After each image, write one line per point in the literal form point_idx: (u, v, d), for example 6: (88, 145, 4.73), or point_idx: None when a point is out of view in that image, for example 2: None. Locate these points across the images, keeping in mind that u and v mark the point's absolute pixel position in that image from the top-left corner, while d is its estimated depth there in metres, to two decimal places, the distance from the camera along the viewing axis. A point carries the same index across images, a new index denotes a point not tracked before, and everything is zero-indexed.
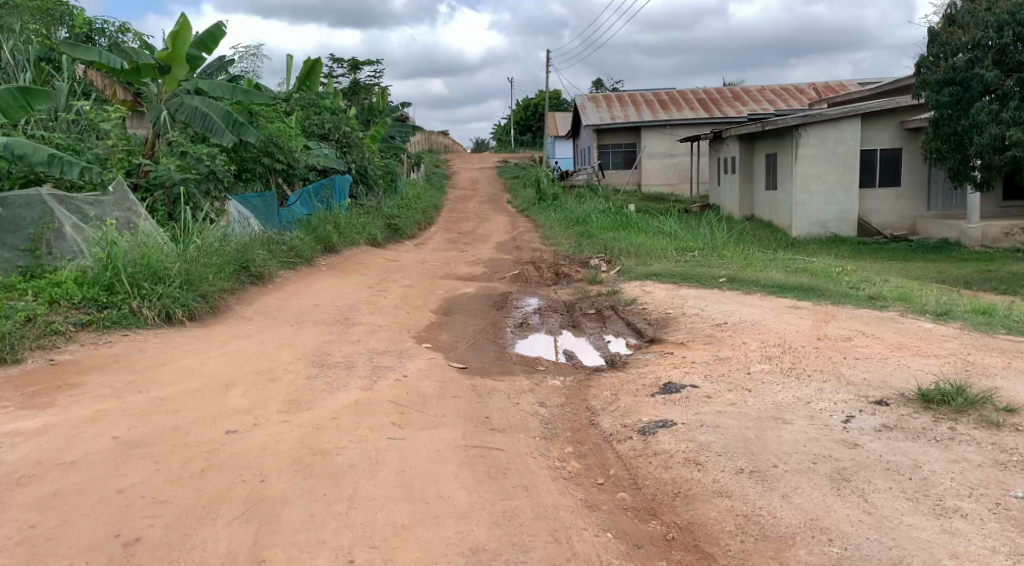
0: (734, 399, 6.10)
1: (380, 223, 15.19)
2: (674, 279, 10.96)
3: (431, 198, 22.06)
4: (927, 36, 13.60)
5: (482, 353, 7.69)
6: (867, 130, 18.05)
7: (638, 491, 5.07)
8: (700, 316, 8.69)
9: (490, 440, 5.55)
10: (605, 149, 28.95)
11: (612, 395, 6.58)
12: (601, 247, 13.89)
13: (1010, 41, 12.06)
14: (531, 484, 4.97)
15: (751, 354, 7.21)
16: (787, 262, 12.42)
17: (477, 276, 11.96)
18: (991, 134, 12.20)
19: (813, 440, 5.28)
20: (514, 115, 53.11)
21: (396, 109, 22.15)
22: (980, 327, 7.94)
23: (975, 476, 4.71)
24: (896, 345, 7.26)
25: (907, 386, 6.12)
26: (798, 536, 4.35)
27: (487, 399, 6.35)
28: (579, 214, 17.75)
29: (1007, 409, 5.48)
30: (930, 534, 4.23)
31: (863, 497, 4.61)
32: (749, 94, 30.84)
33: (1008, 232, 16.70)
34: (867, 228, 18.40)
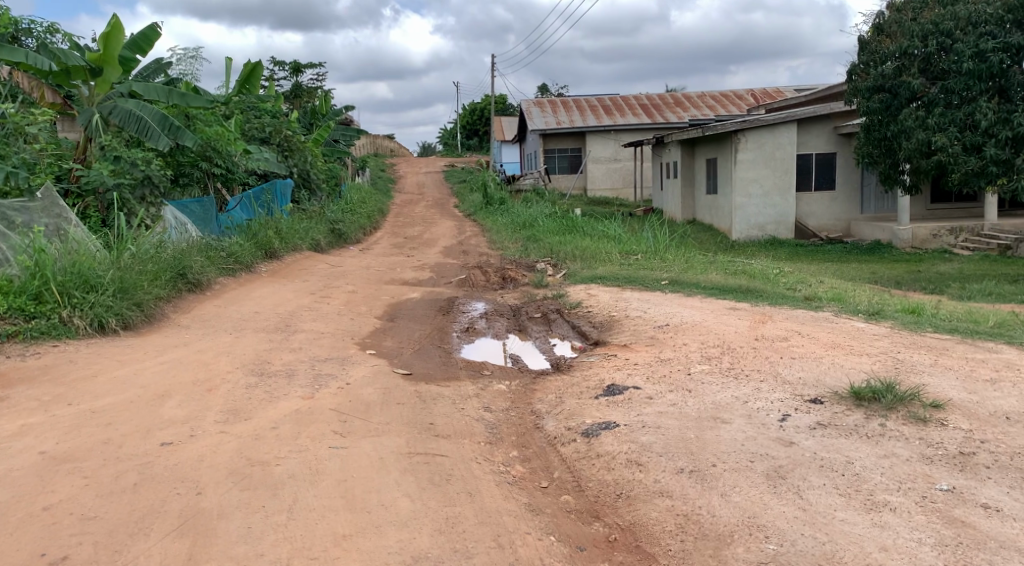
0: (675, 400, 6.20)
1: (323, 228, 15.03)
2: (618, 282, 11.07)
3: (376, 202, 21.90)
4: (857, 45, 14.11)
5: (427, 359, 7.66)
6: (802, 136, 18.51)
7: (581, 494, 5.11)
8: (643, 318, 8.80)
9: (433, 446, 5.53)
10: (551, 152, 29.08)
11: (556, 398, 6.62)
12: (547, 252, 13.96)
13: (933, 50, 12.48)
14: (475, 489, 4.97)
15: (692, 354, 7.34)
16: (727, 265, 12.64)
17: (423, 281, 11.90)
18: (918, 140, 12.56)
19: (750, 439, 5.40)
20: (460, 118, 53.04)
21: (340, 112, 21.92)
22: (909, 326, 8.19)
23: (903, 470, 4.86)
24: (830, 344, 7.45)
25: (840, 384, 6.29)
26: (735, 534, 4.43)
27: (431, 405, 6.32)
28: (525, 218, 17.80)
29: (934, 405, 5.66)
30: (861, 528, 4.35)
31: (798, 494, 4.71)
32: (690, 99, 31.37)
33: (936, 233, 17.26)
34: (804, 230, 18.84)
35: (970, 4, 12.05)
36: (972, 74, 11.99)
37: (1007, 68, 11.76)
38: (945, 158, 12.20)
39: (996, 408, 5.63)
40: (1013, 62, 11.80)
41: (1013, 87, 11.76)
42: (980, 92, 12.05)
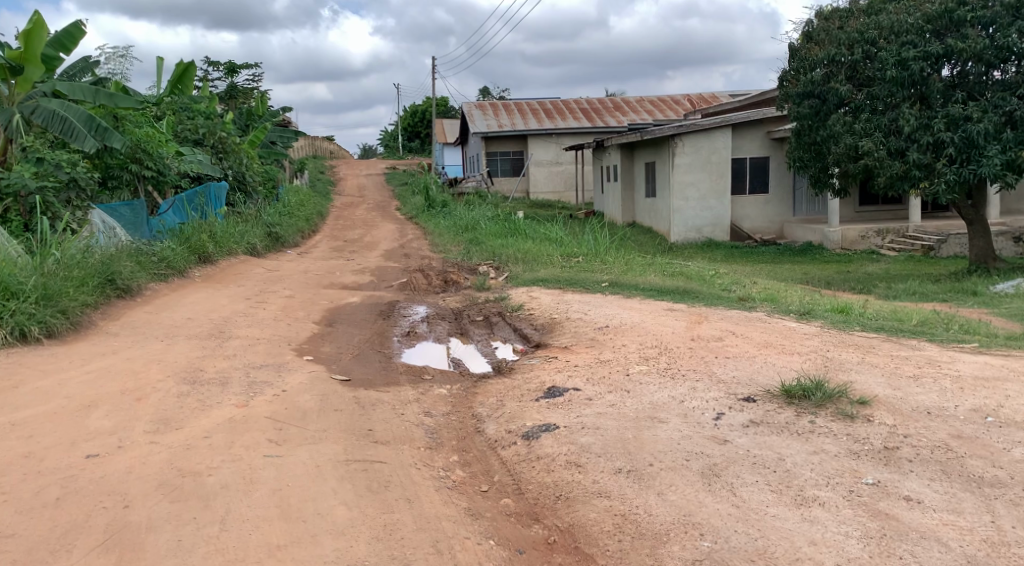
0: (614, 401, 6.26)
1: (259, 232, 14.78)
2: (559, 285, 11.13)
3: (315, 205, 21.63)
4: (788, 52, 14.46)
5: (367, 364, 7.60)
6: (737, 140, 18.89)
7: (521, 496, 5.12)
8: (583, 320, 8.86)
9: (371, 453, 5.47)
10: (493, 155, 29.08)
11: (497, 401, 6.62)
12: (488, 254, 13.96)
13: (859, 58, 12.83)
14: (413, 496, 4.94)
15: (630, 355, 7.42)
16: (664, 267, 12.80)
17: (363, 285, 11.80)
18: (846, 145, 12.88)
19: (686, 438, 5.49)
20: (401, 120, 52.73)
21: (277, 113, 21.59)
22: (837, 325, 8.42)
23: (832, 466, 4.99)
24: (763, 343, 7.62)
25: (772, 382, 6.43)
26: (671, 533, 4.49)
27: (370, 411, 6.25)
28: (467, 221, 17.78)
29: (861, 401, 5.83)
30: (792, 524, 4.45)
31: (731, 491, 4.81)
32: (629, 103, 31.75)
33: (864, 235, 17.80)
34: (739, 233, 19.21)
35: (893, 14, 12.48)
36: (895, 82, 12.37)
37: (927, 76, 12.18)
38: (871, 162, 12.55)
39: (918, 403, 5.82)
40: (933, 70, 12.24)
41: (933, 94, 12.22)
42: (903, 98, 12.46)
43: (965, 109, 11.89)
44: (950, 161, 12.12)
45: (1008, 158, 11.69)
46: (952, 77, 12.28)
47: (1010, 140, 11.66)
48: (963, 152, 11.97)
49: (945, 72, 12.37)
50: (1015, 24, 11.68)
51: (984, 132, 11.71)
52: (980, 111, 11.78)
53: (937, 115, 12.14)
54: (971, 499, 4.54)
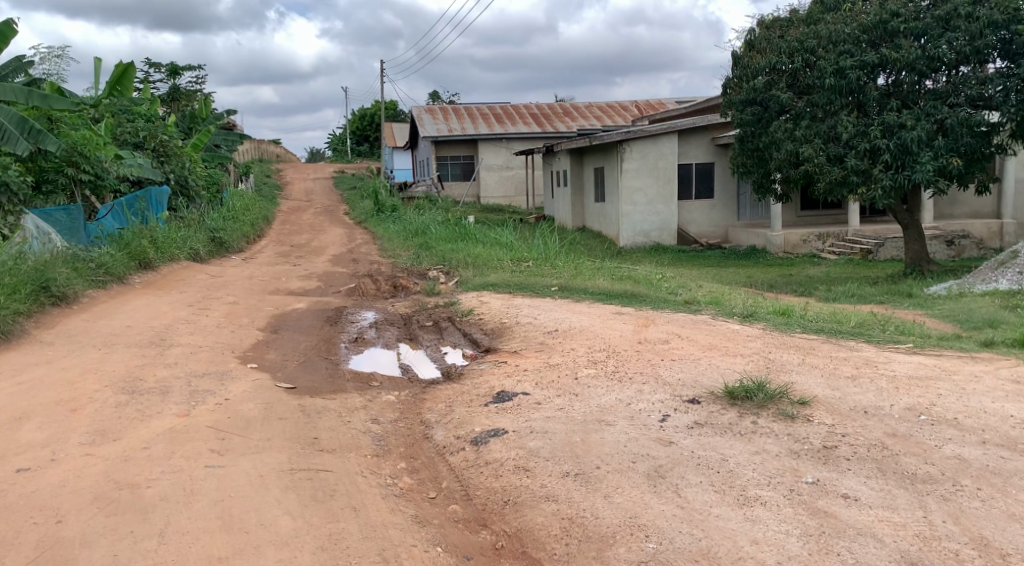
0: (562, 404, 6.29)
1: (202, 237, 14.51)
2: (509, 289, 11.15)
3: (261, 209, 21.30)
4: (731, 59, 14.68)
5: (313, 371, 7.51)
6: (683, 146, 19.15)
7: (469, 502, 5.10)
8: (533, 324, 8.89)
9: (317, 462, 5.40)
10: (443, 160, 29.00)
11: (446, 407, 6.59)
12: (438, 258, 13.90)
13: (799, 66, 13.09)
14: (360, 504, 4.89)
15: (579, 359, 7.46)
16: (614, 271, 12.90)
17: (309, 291, 11.66)
18: (787, 151, 13.15)
19: (633, 440, 5.53)
20: (349, 123, 52.28)
21: (222, 116, 21.23)
22: (779, 327, 8.60)
23: (773, 466, 5.07)
24: (707, 346, 7.74)
25: (716, 384, 6.53)
26: (617, 535, 4.52)
27: (316, 419, 6.17)
28: (417, 225, 17.70)
29: (801, 402, 5.95)
30: (735, 523, 4.52)
31: (676, 492, 4.86)
32: (577, 109, 31.98)
33: (806, 239, 18.20)
34: (686, 237, 19.47)
35: (831, 24, 12.77)
36: (834, 90, 12.67)
37: (864, 84, 12.51)
38: (812, 168, 12.84)
39: (856, 403, 5.97)
40: (869, 79, 12.57)
41: (870, 102, 12.57)
42: (841, 106, 12.77)
43: (900, 117, 12.26)
44: (886, 166, 12.46)
45: (940, 165, 12.10)
46: (887, 85, 12.64)
47: (941, 148, 12.10)
48: (898, 158, 12.33)
49: (881, 80, 12.72)
50: (945, 35, 12.09)
51: (917, 139, 12.09)
52: (913, 119, 12.17)
53: (874, 123, 12.48)
54: (905, 495, 4.67)
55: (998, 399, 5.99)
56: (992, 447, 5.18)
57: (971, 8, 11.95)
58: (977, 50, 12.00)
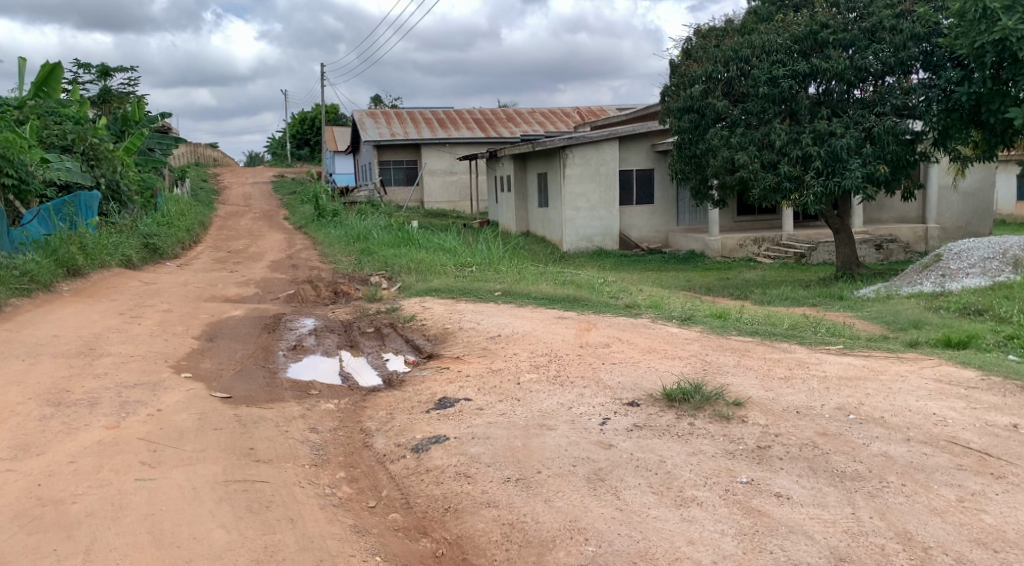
0: (504, 410, 6.29)
1: (135, 243, 14.15)
2: (452, 295, 11.12)
3: (197, 214, 20.86)
4: (669, 68, 14.89)
5: (250, 380, 7.37)
6: (624, 152, 19.37)
7: (410, 510, 5.06)
8: (475, 329, 8.88)
9: (253, 472, 5.31)
10: (386, 164, 28.81)
11: (387, 414, 6.52)
12: (379, 264, 13.79)
13: (734, 75, 13.35)
14: (296, 515, 4.82)
15: (521, 364, 7.48)
16: (556, 276, 12.98)
17: (247, 298, 11.47)
18: (723, 158, 13.38)
19: (573, 444, 5.56)
20: (289, 127, 51.58)
21: (155, 118, 20.73)
22: (716, 330, 8.76)
23: (709, 466, 5.16)
24: (647, 349, 7.84)
25: (655, 386, 6.62)
26: (557, 539, 4.54)
27: (252, 429, 6.06)
28: (359, 230, 17.55)
29: (737, 403, 6.06)
30: (672, 524, 4.58)
31: (615, 494, 4.91)
32: (519, 114, 32.12)
33: (742, 243, 18.58)
34: (628, 242, 19.69)
35: (764, 34, 13.08)
36: (767, 98, 12.98)
37: (796, 92, 12.83)
38: (747, 175, 13.10)
39: (789, 403, 6.11)
40: (801, 87, 12.90)
41: (801, 110, 12.91)
42: (774, 114, 13.08)
43: (830, 125, 12.62)
44: (817, 173, 12.79)
45: (868, 171, 12.49)
46: (818, 94, 12.97)
47: (869, 155, 12.49)
48: (829, 165, 12.67)
49: (812, 89, 13.06)
50: (871, 47, 12.53)
51: (847, 147, 12.45)
52: (843, 127, 12.54)
53: (805, 130, 12.81)
54: (834, 493, 4.78)
55: (922, 397, 6.19)
56: (916, 444, 5.35)
57: (895, 21, 12.43)
58: (901, 62, 12.47)
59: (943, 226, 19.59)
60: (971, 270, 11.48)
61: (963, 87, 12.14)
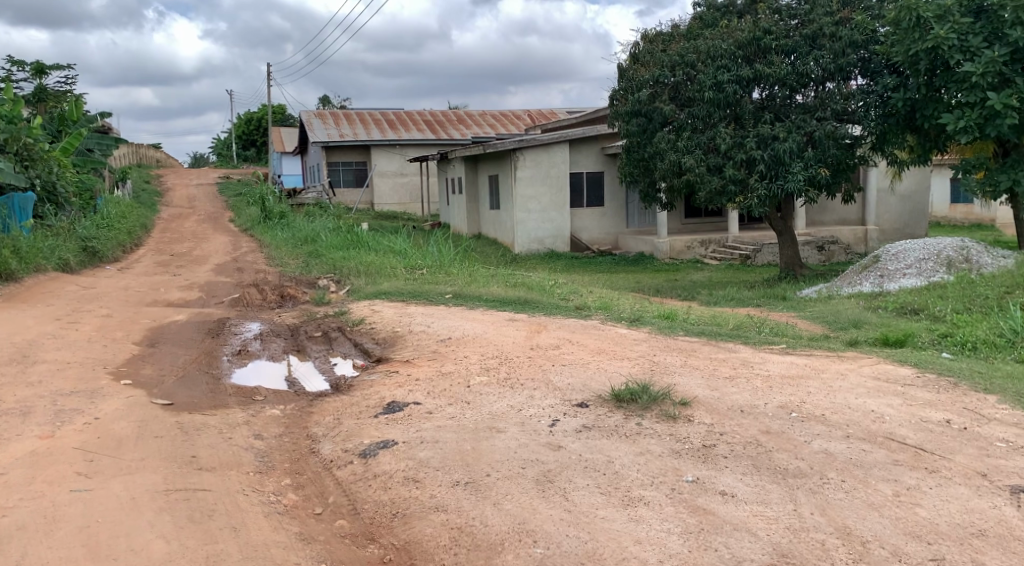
0: (453, 413, 6.27)
1: (72, 246, 13.77)
2: (402, 297, 11.06)
3: (139, 216, 20.39)
4: (617, 72, 14.96)
5: (193, 386, 7.23)
6: (574, 155, 19.48)
7: (357, 516, 5.00)
8: (425, 333, 8.84)
9: (195, 481, 5.20)
10: (335, 166, 28.52)
11: (334, 419, 6.44)
12: (328, 266, 13.65)
13: (681, 79, 13.49)
14: (240, 523, 4.73)
15: (471, 367, 7.46)
16: (506, 278, 12.98)
17: (190, 302, 11.25)
18: (670, 161, 13.51)
19: (523, 446, 5.57)
20: (234, 127, 50.75)
21: (94, 118, 20.21)
22: (664, 330, 8.86)
23: (656, 466, 5.20)
24: (596, 350, 7.88)
25: (603, 387, 6.66)
26: (506, 542, 4.54)
27: (194, 437, 5.94)
28: (306, 233, 17.34)
29: (683, 403, 6.13)
30: (620, 524, 4.61)
31: (564, 496, 4.92)
32: (470, 116, 32.09)
33: (690, 245, 18.82)
34: (578, 244, 19.79)
35: (709, 40, 13.25)
36: (712, 102, 13.15)
37: (740, 98, 13.05)
38: (694, 178, 13.25)
39: (733, 402, 6.19)
40: (745, 92, 13.12)
41: (746, 115, 13.12)
42: (720, 118, 13.28)
43: (773, 129, 12.88)
44: (761, 176, 13.06)
45: (809, 175, 12.80)
46: (761, 99, 13.23)
47: (811, 159, 12.78)
48: (772, 168, 12.96)
49: (755, 94, 13.30)
50: (812, 53, 12.78)
51: (789, 151, 12.73)
52: (785, 132, 12.79)
53: (749, 135, 13.03)
54: (777, 490, 4.86)
55: (861, 395, 6.33)
56: (855, 440, 5.47)
57: (834, 28, 12.67)
58: (841, 68, 12.75)
59: (881, 229, 20.11)
60: (908, 271, 11.76)
61: (899, 93, 12.55)
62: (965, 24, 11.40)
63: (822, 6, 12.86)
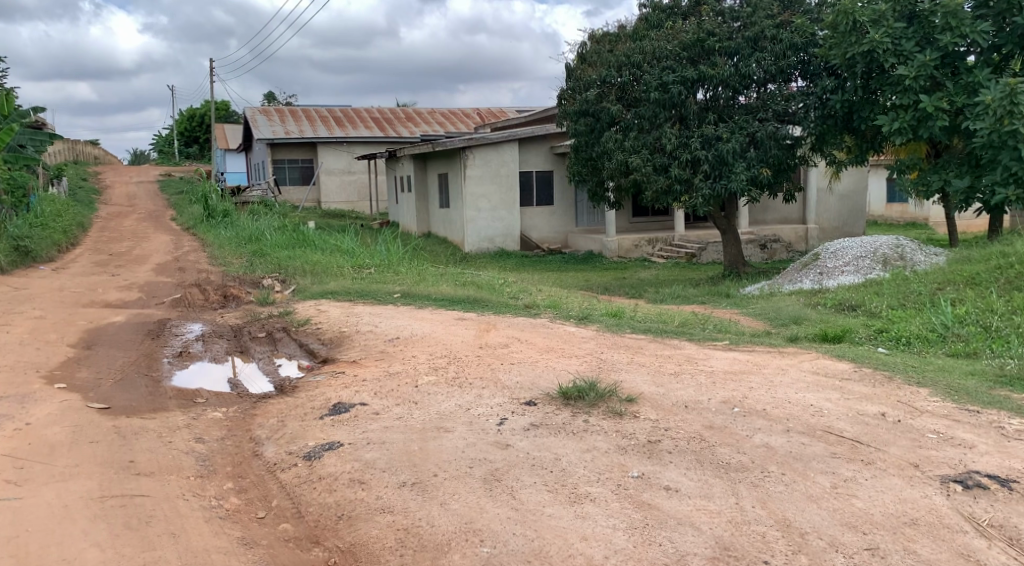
0: (401, 413, 6.23)
1: (4, 246, 13.33)
2: (349, 297, 10.96)
3: (75, 215, 19.83)
4: (565, 71, 15.04)
5: (131, 390, 7.05)
6: (523, 154, 19.50)
7: (301, 519, 4.93)
8: (373, 332, 8.75)
9: (132, 487, 5.07)
10: (281, 163, 28.10)
11: (279, 422, 6.33)
12: (273, 265, 13.45)
13: (628, 80, 13.62)
14: (179, 529, 4.63)
15: (419, 367, 7.41)
16: (456, 277, 12.93)
17: (129, 302, 10.98)
18: (618, 161, 13.61)
19: (471, 445, 5.55)
20: (176, 124, 49.70)
21: (27, 114, 19.58)
22: (612, 328, 8.92)
23: (602, 462, 5.24)
24: (544, 348, 7.90)
25: (551, 386, 6.67)
26: (453, 542, 4.52)
27: (132, 441, 5.80)
28: (251, 231, 17.05)
29: (629, 400, 6.19)
30: (566, 521, 4.62)
31: (511, 494, 4.92)
32: (418, 114, 31.94)
33: (638, 244, 19.00)
34: (528, 242, 19.83)
35: (655, 41, 13.40)
36: (658, 103, 13.27)
37: (685, 98, 13.21)
38: (640, 177, 13.37)
39: (678, 398, 6.26)
40: (689, 93, 13.28)
41: (690, 116, 13.27)
42: (665, 119, 13.38)
43: (716, 130, 13.07)
44: (705, 176, 13.25)
45: (752, 175, 13.03)
46: (705, 100, 13.40)
47: (753, 159, 13.01)
48: (716, 168, 13.16)
49: (700, 95, 13.45)
50: (754, 55, 12.98)
51: (732, 151, 12.94)
52: (729, 132, 13.00)
53: (694, 135, 13.20)
54: (720, 484, 4.93)
55: (802, 389, 6.46)
56: (795, 434, 5.57)
57: (775, 30, 12.90)
58: (782, 70, 12.99)
59: (821, 227, 20.55)
60: (845, 269, 12.05)
61: (837, 95, 12.85)
62: (898, 28, 11.74)
63: (764, 9, 13.09)
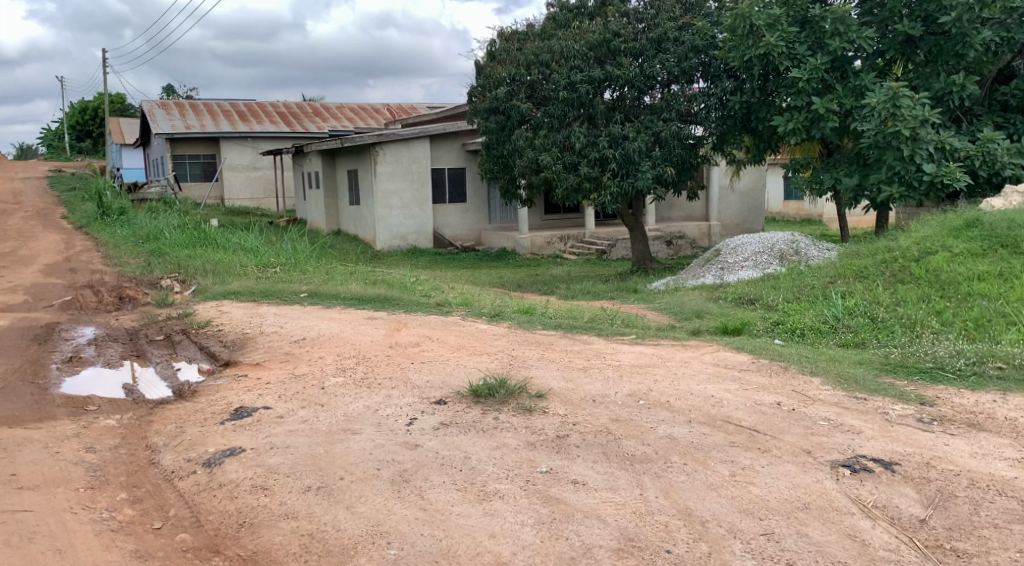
0: (306, 416, 6.09)
1: None
2: (254, 296, 10.69)
3: None
4: (474, 69, 15.02)
5: (15, 399, 6.68)
6: (434, 150, 19.39)
7: (200, 529, 4.76)
8: (279, 333, 8.55)
9: (15, 503, 4.83)
10: (181, 159, 27.15)
11: (176, 428, 6.10)
12: (172, 265, 12.98)
13: (537, 79, 13.68)
14: (66, 544, 4.45)
15: (326, 368, 7.27)
16: (365, 274, 12.76)
17: (15, 306, 10.41)
18: (528, 158, 13.67)
19: (378, 447, 5.48)
20: (66, 117, 47.42)
21: None
22: (523, 324, 8.95)
23: (511, 459, 5.25)
24: (455, 346, 7.86)
25: (461, 384, 6.64)
26: (358, 545, 4.44)
27: (15, 454, 5.50)
28: (149, 230, 16.41)
29: (538, 396, 6.22)
30: (474, 519, 4.61)
31: (419, 494, 4.87)
32: (326, 109, 31.39)
33: (550, 241, 19.16)
34: (439, 239, 19.73)
35: (562, 41, 13.52)
36: (567, 102, 13.40)
37: (592, 98, 13.35)
38: (550, 175, 13.46)
39: (585, 393, 6.33)
40: (597, 93, 13.44)
41: (597, 115, 13.43)
42: (574, 118, 13.52)
43: (623, 129, 13.28)
44: (613, 174, 13.45)
45: (657, 173, 13.31)
46: (612, 99, 13.59)
47: (658, 157, 13.29)
48: (623, 167, 13.39)
49: (606, 94, 13.64)
50: (658, 56, 13.25)
51: (638, 150, 13.19)
52: (634, 132, 13.24)
53: (601, 134, 13.38)
54: (625, 476, 5.01)
55: (705, 381, 6.61)
56: (696, 425, 5.70)
57: (677, 33, 13.20)
58: (685, 71, 13.29)
59: (723, 224, 21.15)
60: (745, 264, 12.43)
61: (736, 96, 13.23)
62: (792, 32, 12.18)
63: (666, 11, 13.36)
